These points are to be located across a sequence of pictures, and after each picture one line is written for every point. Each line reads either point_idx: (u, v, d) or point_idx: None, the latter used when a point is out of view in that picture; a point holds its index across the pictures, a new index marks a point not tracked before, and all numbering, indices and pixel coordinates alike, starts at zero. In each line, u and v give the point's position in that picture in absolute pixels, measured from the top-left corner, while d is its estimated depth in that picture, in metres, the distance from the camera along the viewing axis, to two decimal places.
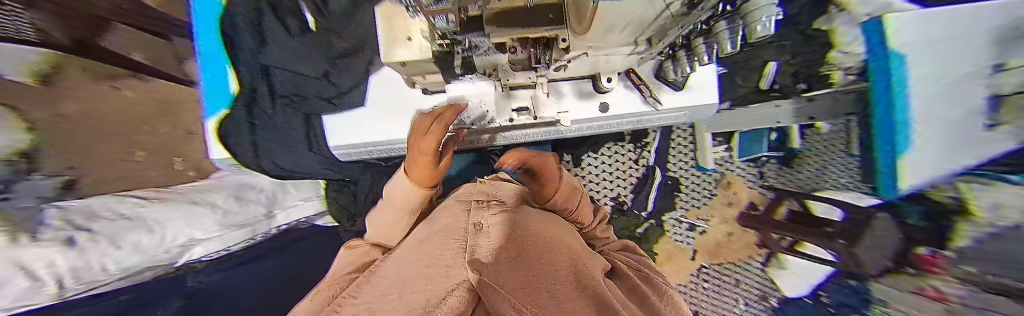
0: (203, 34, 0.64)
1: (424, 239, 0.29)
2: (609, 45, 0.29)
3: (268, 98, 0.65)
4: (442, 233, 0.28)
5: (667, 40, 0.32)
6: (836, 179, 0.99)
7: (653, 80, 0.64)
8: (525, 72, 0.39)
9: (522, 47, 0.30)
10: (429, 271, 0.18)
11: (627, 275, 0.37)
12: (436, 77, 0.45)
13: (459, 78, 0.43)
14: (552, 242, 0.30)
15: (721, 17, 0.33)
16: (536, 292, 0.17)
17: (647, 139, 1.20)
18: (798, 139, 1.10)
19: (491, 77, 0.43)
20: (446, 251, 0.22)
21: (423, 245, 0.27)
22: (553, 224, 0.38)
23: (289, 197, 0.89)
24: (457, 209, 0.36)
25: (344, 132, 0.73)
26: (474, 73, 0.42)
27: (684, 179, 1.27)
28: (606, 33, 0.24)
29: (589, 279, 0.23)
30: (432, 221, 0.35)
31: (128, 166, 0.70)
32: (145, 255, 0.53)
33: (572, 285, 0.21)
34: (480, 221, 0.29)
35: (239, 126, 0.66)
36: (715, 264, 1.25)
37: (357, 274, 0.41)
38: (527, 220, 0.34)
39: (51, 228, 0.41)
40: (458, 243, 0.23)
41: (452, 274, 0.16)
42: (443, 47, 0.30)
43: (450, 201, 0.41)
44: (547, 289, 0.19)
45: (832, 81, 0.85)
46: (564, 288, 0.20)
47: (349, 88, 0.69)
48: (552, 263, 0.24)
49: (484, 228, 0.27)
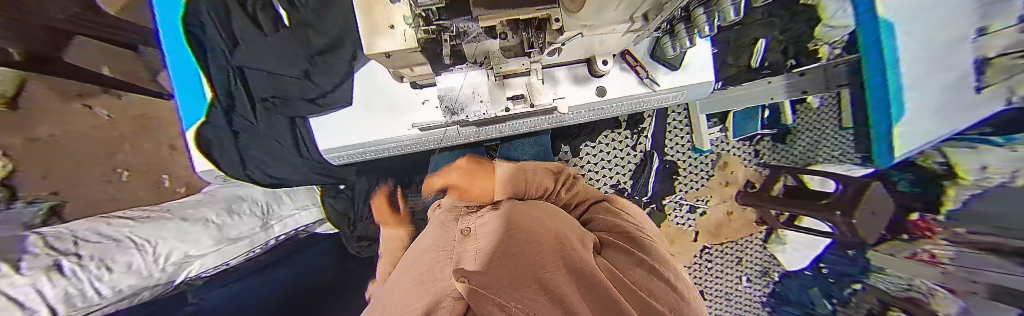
0: (171, 41, 0.61)
1: (414, 255, 0.27)
2: (603, 24, 0.28)
3: (247, 103, 0.63)
4: (430, 246, 0.26)
5: (663, 15, 0.31)
6: (828, 152, 1.04)
7: (647, 60, 0.63)
8: (518, 58, 0.37)
9: (513, 31, 0.30)
10: (420, 287, 0.16)
11: (619, 240, 0.35)
12: (425, 68, 0.44)
13: (449, 68, 0.41)
14: (541, 226, 0.28)
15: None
16: (527, 291, 0.16)
17: (643, 125, 1.19)
18: (792, 115, 1.09)
19: (485, 66, 0.41)
20: (434, 264, 0.20)
21: (415, 260, 0.24)
22: (543, 210, 0.36)
23: (284, 207, 0.82)
24: (446, 218, 0.33)
25: (331, 134, 0.69)
26: (465, 63, 0.41)
27: (682, 162, 1.28)
28: (600, 11, 0.23)
29: (580, 260, 0.22)
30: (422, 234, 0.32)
31: (112, 186, 0.68)
32: (141, 276, 0.48)
33: (564, 270, 0.21)
34: (469, 226, 0.28)
35: (221, 134, 0.63)
36: (717, 244, 1.27)
37: None
38: (514, 210, 0.32)
39: (34, 256, 0.37)
40: (446, 253, 0.22)
41: (435, 288, 0.15)
42: (429, 33, 0.28)
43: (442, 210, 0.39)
44: (536, 279, 0.18)
45: (821, 56, 0.85)
46: (554, 279, 0.19)
47: (332, 87, 0.66)
48: (541, 250, 0.23)
49: (471, 234, 0.26)
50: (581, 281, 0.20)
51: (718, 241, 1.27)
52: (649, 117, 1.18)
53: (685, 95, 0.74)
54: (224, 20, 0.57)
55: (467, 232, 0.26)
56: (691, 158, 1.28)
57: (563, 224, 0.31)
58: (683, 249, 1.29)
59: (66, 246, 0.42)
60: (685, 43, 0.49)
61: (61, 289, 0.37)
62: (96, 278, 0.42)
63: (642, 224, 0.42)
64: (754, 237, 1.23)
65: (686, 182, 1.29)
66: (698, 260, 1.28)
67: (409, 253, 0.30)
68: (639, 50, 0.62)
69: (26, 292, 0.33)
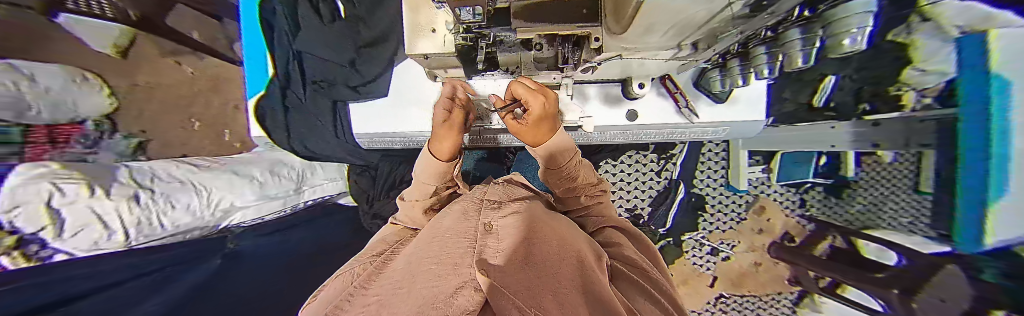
0: (247, 19, 0.70)
1: (429, 238, 0.27)
2: (647, 47, 0.26)
3: (300, 85, 0.70)
4: (455, 227, 0.27)
5: (717, 48, 0.29)
6: (886, 218, 0.87)
7: (692, 89, 0.59)
8: (549, 71, 0.36)
9: (548, 44, 0.30)
10: (438, 269, 0.17)
11: (634, 274, 0.31)
12: (457, 72, 0.45)
13: (480, 73, 0.42)
14: (562, 241, 0.27)
15: (793, 23, 0.33)
16: (537, 293, 0.15)
17: (673, 151, 1.12)
18: (853, 166, 0.95)
19: (514, 74, 0.41)
20: (458, 245, 0.21)
21: (433, 240, 0.25)
22: (563, 223, 0.34)
23: (316, 176, 0.88)
24: (468, 207, 0.34)
25: (363, 119, 0.77)
26: (497, 70, 0.41)
27: (710, 197, 1.17)
28: (645, 34, 0.22)
29: (600, 284, 0.20)
30: (440, 220, 0.32)
31: (186, 134, 0.80)
32: (196, 217, 0.56)
33: (579, 286, 0.18)
34: (491, 221, 0.27)
35: (274, 106, 0.71)
36: (737, 294, 1.15)
37: (382, 254, 0.34)
38: (538, 218, 0.31)
39: (120, 184, 0.46)
40: (470, 238, 0.23)
41: (461, 272, 0.15)
42: (467, 40, 0.30)
43: (466, 196, 0.40)
44: (552, 291, 0.17)
45: (901, 104, 0.66)
46: (571, 292, 0.17)
47: (374, 77, 0.73)
48: (558, 263, 0.21)
49: (499, 227, 0.26)
50: (597, 297, 0.18)
51: (738, 292, 1.14)
52: (681, 145, 1.11)
53: (734, 129, 0.67)
54: (292, 9, 0.64)
55: (491, 225, 0.26)
56: (723, 195, 1.17)
57: (581, 242, 0.29)
58: (695, 292, 1.17)
59: (146, 181, 0.51)
60: (738, 80, 0.48)
61: (138, 216, 0.45)
62: (162, 213, 0.50)
63: (664, 268, 0.40)
64: (782, 296, 1.10)
65: (713, 221, 1.17)
66: (712, 307, 1.16)
67: (425, 230, 0.32)
68: (682, 78, 0.58)
69: (110, 213, 0.42)
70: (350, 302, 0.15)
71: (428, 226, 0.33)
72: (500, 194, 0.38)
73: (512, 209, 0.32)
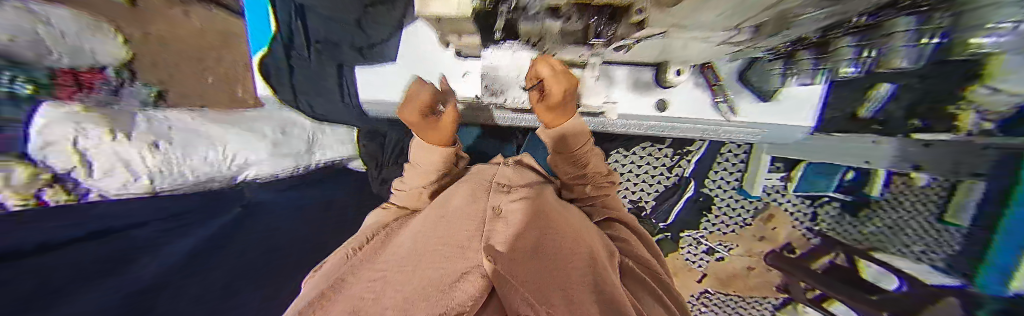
0: None
1: (438, 216, 0.27)
2: (696, 27, 0.22)
3: (303, 42, 0.65)
4: (462, 208, 0.27)
5: (784, 33, 0.25)
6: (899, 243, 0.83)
7: (734, 84, 0.55)
8: (576, 47, 0.33)
9: (579, 15, 0.25)
10: (446, 254, 0.16)
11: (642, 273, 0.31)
12: (473, 39, 0.41)
13: (498, 43, 0.38)
14: (569, 230, 0.27)
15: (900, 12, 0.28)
16: (547, 293, 0.15)
17: (690, 148, 1.06)
18: (879, 186, 0.89)
19: (535, 47, 0.37)
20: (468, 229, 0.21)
21: (442, 217, 0.25)
22: (574, 214, 0.33)
23: (326, 138, 0.88)
24: (477, 188, 0.33)
25: (375, 86, 0.76)
26: (515, 40, 0.37)
27: (718, 199, 1.14)
28: (697, 11, 0.18)
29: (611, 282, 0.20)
30: (449, 199, 0.32)
31: None
32: None
33: (590, 286, 0.18)
34: (500, 206, 0.26)
35: (278, 64, 0.68)
36: (722, 293, 1.18)
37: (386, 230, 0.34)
38: (549, 207, 0.30)
39: None
40: (478, 222, 0.23)
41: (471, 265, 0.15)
42: (486, 4, 0.26)
43: (476, 176, 0.40)
44: (563, 291, 0.16)
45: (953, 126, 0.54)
46: (581, 292, 0.17)
47: (383, 39, 0.68)
48: (569, 259, 0.21)
49: (508, 213, 0.25)
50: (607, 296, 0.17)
51: (723, 291, 1.17)
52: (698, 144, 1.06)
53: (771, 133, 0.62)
54: None
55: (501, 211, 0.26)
56: (733, 200, 1.13)
57: (592, 236, 0.29)
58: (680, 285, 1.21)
59: None
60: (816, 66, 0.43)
61: None
62: None
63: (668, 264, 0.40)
64: (766, 300, 1.13)
65: (716, 221, 1.16)
66: (693, 300, 1.21)
67: (434, 207, 0.32)
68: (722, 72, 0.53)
69: None
70: (366, 273, 0.16)
71: (436, 202, 0.33)
72: (511, 178, 0.38)
73: (523, 194, 0.32)
